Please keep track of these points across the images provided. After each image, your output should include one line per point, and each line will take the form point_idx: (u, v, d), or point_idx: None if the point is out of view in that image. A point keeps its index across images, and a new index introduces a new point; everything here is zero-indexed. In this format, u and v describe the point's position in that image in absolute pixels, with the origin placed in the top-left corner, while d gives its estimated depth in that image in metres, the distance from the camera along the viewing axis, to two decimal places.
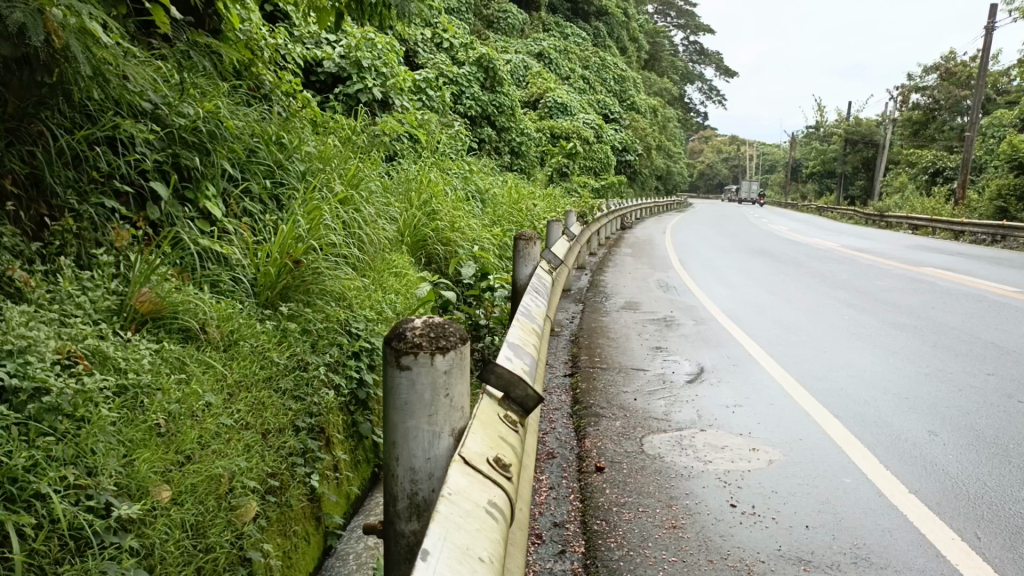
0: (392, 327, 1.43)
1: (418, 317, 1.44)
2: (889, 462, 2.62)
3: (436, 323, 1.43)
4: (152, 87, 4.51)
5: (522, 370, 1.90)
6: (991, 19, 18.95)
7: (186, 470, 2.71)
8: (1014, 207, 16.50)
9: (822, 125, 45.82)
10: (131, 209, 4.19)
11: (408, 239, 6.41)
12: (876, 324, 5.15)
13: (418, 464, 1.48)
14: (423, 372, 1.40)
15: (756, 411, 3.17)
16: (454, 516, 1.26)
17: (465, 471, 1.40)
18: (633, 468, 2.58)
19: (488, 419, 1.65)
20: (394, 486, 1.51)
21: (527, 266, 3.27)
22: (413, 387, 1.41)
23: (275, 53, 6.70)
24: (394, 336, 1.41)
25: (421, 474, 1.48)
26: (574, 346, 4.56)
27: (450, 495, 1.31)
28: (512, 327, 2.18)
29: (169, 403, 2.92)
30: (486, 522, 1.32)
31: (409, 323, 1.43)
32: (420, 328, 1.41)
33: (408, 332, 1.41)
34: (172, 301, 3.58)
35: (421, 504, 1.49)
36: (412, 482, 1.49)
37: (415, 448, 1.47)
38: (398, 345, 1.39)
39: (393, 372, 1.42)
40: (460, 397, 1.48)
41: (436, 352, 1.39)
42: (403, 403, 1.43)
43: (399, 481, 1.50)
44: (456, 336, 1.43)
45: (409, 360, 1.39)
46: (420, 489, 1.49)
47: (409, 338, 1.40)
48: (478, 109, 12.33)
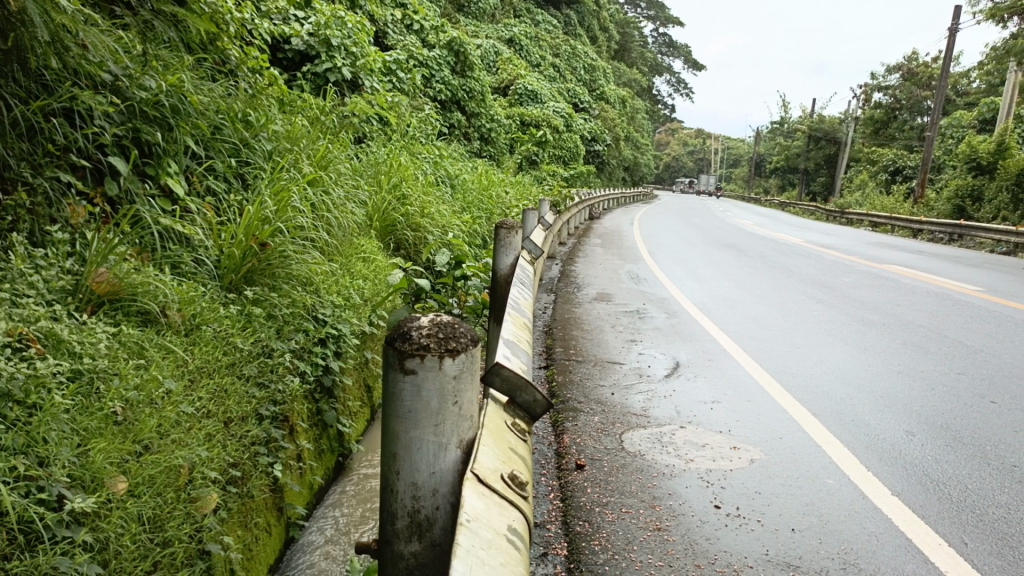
0: (394, 327, 1.33)
1: (423, 316, 1.35)
2: (869, 462, 2.60)
3: (446, 323, 1.34)
4: (113, 57, 4.31)
5: (520, 368, 1.82)
6: (955, 21, 19.25)
7: (144, 460, 2.58)
8: (972, 207, 16.81)
9: (786, 121, 46.30)
10: (88, 184, 3.99)
11: (377, 224, 6.28)
12: (846, 320, 5.17)
13: (421, 478, 1.38)
14: (429, 377, 1.30)
15: (735, 409, 3.13)
16: (474, 549, 1.17)
17: (480, 491, 1.31)
18: (615, 466, 2.52)
19: (496, 429, 1.56)
20: (393, 503, 1.42)
21: (508, 255, 3.17)
22: (419, 394, 1.32)
23: (243, 28, 6.49)
24: (398, 337, 1.31)
25: (424, 490, 1.39)
26: (548, 337, 4.50)
27: (469, 523, 1.22)
28: (505, 321, 2.10)
29: (127, 390, 2.78)
30: (507, 551, 1.24)
31: (414, 322, 1.33)
32: (427, 329, 1.31)
33: (413, 332, 1.31)
34: (131, 282, 3.41)
35: (424, 523, 1.41)
36: (414, 498, 1.40)
37: (419, 461, 1.37)
38: (402, 346, 1.29)
39: (396, 377, 1.32)
40: (469, 406, 1.39)
41: (445, 356, 1.30)
42: (407, 411, 1.34)
43: (398, 498, 1.41)
44: (466, 339, 1.34)
45: (414, 363, 1.30)
46: (423, 506, 1.40)
47: (414, 340, 1.30)
48: (448, 93, 12.14)
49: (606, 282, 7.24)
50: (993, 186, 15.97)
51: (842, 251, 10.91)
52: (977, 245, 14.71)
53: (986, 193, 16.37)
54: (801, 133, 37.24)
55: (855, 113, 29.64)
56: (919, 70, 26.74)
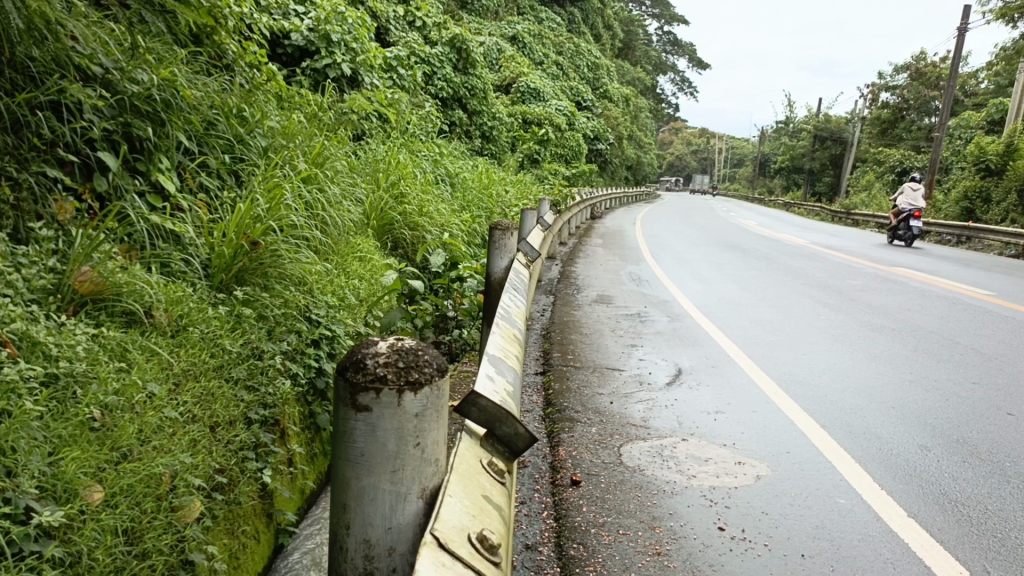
0: (349, 353, 1.24)
1: (382, 342, 1.25)
2: (882, 481, 2.47)
3: (407, 349, 1.24)
4: (103, 49, 4.19)
5: (508, 389, 1.69)
6: (964, 21, 19.08)
7: (122, 469, 2.46)
8: (980, 209, 16.64)
9: (790, 121, 46.04)
10: (76, 179, 3.88)
11: (374, 222, 6.17)
12: (854, 325, 5.04)
13: (375, 534, 1.29)
14: (387, 415, 1.21)
15: (740, 420, 3.01)
16: None
17: (439, 561, 1.12)
18: (612, 482, 2.40)
19: (467, 478, 1.38)
20: (344, 560, 1.32)
21: (503, 258, 3.07)
22: (373, 434, 1.22)
23: (241, 23, 6.37)
24: (352, 366, 1.22)
25: (378, 547, 1.29)
26: (546, 341, 4.39)
27: None
28: (492, 334, 1.97)
29: (105, 395, 2.67)
30: None
31: (371, 350, 1.23)
32: (384, 358, 1.21)
33: (368, 361, 1.21)
34: (115, 282, 3.29)
35: None
36: (367, 556, 1.30)
37: (373, 513, 1.28)
38: (355, 378, 1.20)
39: (348, 414, 1.23)
40: (433, 449, 1.28)
41: (403, 390, 1.20)
42: (360, 455, 1.24)
43: (349, 554, 1.31)
44: (430, 370, 1.24)
45: (368, 400, 1.20)
46: (376, 566, 1.29)
47: (371, 369, 1.20)
48: (449, 90, 12.01)
49: (607, 283, 7.14)
50: (1002, 188, 15.82)
51: (848, 253, 10.76)
52: (985, 247, 14.54)
53: (993, 195, 16.21)
54: (806, 133, 37.05)
55: (860, 113, 29.45)
56: (927, 70, 26.53)
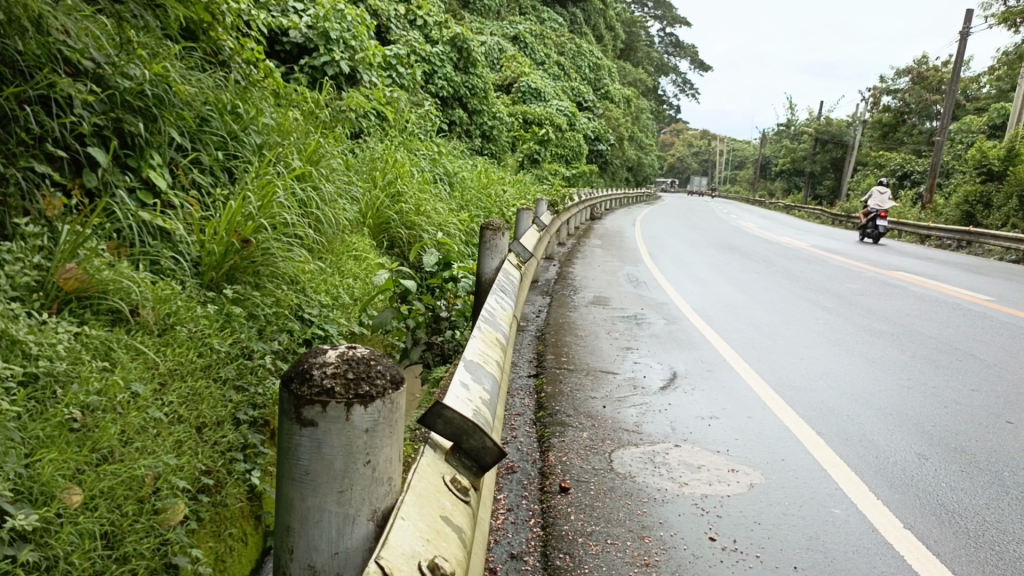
0: (295, 363, 1.11)
1: (332, 350, 1.12)
2: (878, 490, 2.42)
3: (358, 359, 1.11)
4: (95, 44, 4.14)
5: (486, 397, 1.63)
6: (966, 25, 19.03)
7: (102, 471, 2.41)
8: (981, 214, 16.60)
9: (791, 124, 45.99)
10: (65, 175, 3.82)
11: (370, 221, 6.12)
12: (852, 330, 4.99)
13: (321, 559, 1.15)
14: (334, 429, 1.07)
15: (734, 426, 2.96)
16: None
17: None
18: (602, 489, 2.35)
19: (425, 497, 1.25)
20: None
21: (493, 258, 3.02)
22: (319, 451, 1.09)
23: (239, 19, 6.31)
24: (296, 377, 1.08)
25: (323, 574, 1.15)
26: (540, 343, 4.34)
27: None
28: (472, 337, 1.89)
29: (86, 395, 2.61)
30: None
31: (319, 360, 1.10)
32: (332, 369, 1.08)
33: (314, 370, 1.08)
34: (102, 280, 3.24)
35: None
36: None
37: (319, 537, 1.14)
38: (299, 390, 1.06)
39: (292, 430, 1.09)
40: (386, 467, 1.15)
41: (352, 404, 1.06)
42: (304, 474, 1.11)
43: None
44: (382, 381, 1.10)
45: (313, 413, 1.07)
46: None
47: (317, 381, 1.07)
48: (450, 89, 11.95)
49: (604, 285, 7.09)
50: (1002, 193, 15.79)
51: (847, 257, 10.70)
52: (986, 252, 14.49)
53: (994, 200, 16.17)
54: (807, 135, 37.02)
55: (862, 116, 29.40)
56: (929, 75, 26.51)
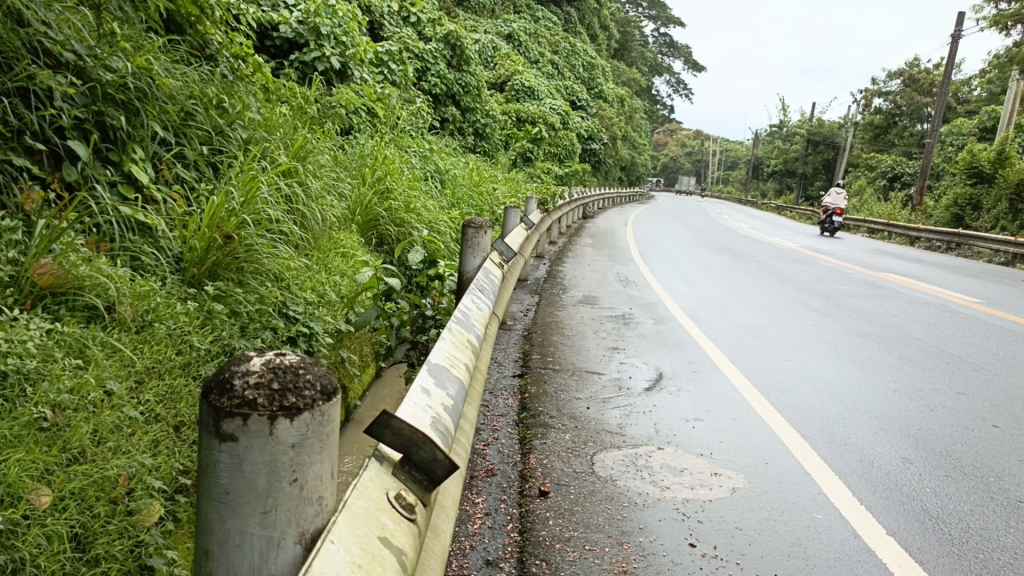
0: (216, 372, 0.98)
1: (257, 357, 0.99)
2: (861, 494, 2.39)
3: (286, 367, 0.98)
4: (76, 36, 4.06)
5: (456, 402, 1.58)
6: (959, 28, 19.06)
7: (72, 471, 2.36)
8: (971, 216, 16.64)
9: (784, 125, 46.08)
10: (44, 168, 3.74)
11: (358, 218, 6.06)
12: (840, 331, 4.96)
13: None
14: (256, 445, 0.95)
15: (719, 429, 2.92)
16: None
17: None
18: (583, 493, 2.30)
19: (365, 516, 1.10)
20: None
21: (475, 257, 2.98)
22: (240, 470, 0.95)
23: (228, 13, 6.24)
24: (216, 387, 0.95)
25: None
26: (526, 343, 4.29)
27: None
28: (442, 339, 1.83)
29: (57, 393, 2.56)
30: None
31: (242, 367, 0.97)
32: (256, 379, 0.95)
33: (236, 380, 0.95)
34: (78, 275, 3.17)
35: None
36: None
37: (239, 565, 0.99)
38: (218, 401, 0.94)
39: (211, 445, 0.96)
40: (318, 486, 1.01)
41: (277, 417, 0.94)
42: (223, 494, 0.97)
43: None
44: (312, 392, 0.97)
45: (234, 427, 0.94)
46: None
47: (239, 391, 0.94)
48: (443, 87, 11.88)
49: (594, 284, 7.05)
50: (993, 196, 15.83)
51: (837, 258, 10.68)
52: (975, 254, 14.53)
53: (984, 202, 16.22)
54: (799, 136, 37.11)
55: (854, 118, 29.46)
56: (922, 77, 26.56)
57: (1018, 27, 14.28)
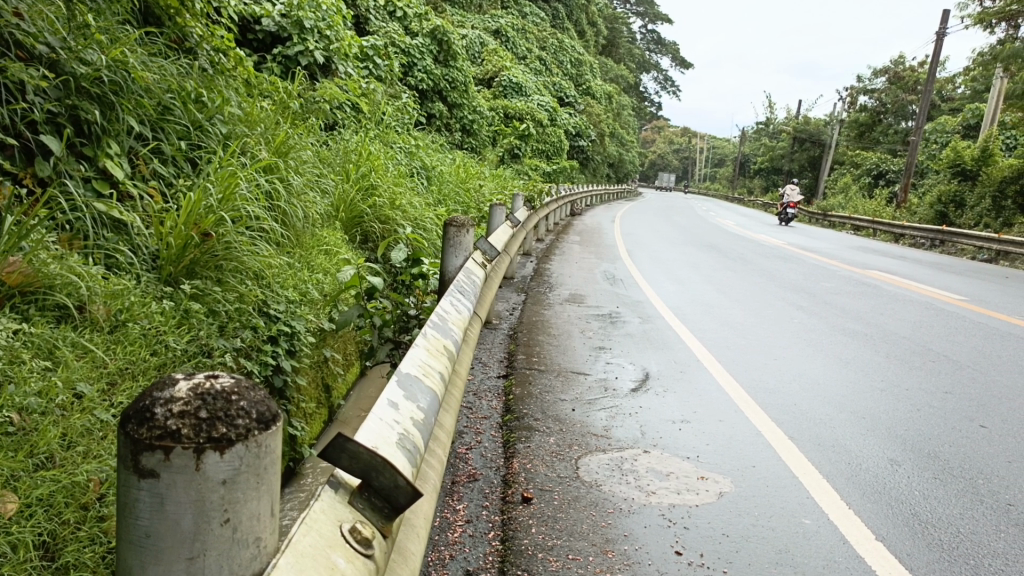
0: (134, 399, 0.87)
1: (183, 382, 0.88)
2: (850, 498, 2.34)
3: (216, 392, 0.87)
4: (48, 28, 3.94)
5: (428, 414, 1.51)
6: (943, 25, 19.13)
7: (39, 477, 2.27)
8: (955, 214, 16.71)
9: (770, 123, 46.19)
10: (15, 164, 3.61)
11: (342, 215, 5.98)
12: (827, 330, 4.93)
13: None
14: (181, 482, 0.83)
15: (705, 431, 2.86)
16: None
17: None
18: (567, 499, 2.24)
19: (315, 554, 1.01)
20: None
21: (457, 256, 2.93)
22: (162, 510, 0.84)
23: (209, 6, 6.11)
24: (135, 417, 0.84)
25: None
26: (511, 342, 4.23)
27: None
28: (416, 346, 1.76)
29: (24, 397, 2.47)
30: None
31: (165, 392, 0.86)
32: (180, 407, 0.84)
33: (157, 407, 0.84)
34: (48, 274, 3.07)
35: None
36: None
37: None
38: (136, 433, 0.82)
39: (129, 482, 0.84)
40: (252, 525, 0.91)
41: (204, 450, 0.83)
42: (143, 538, 0.85)
43: None
44: (246, 421, 0.87)
45: (153, 461, 0.82)
46: None
47: (160, 420, 0.83)
48: (429, 82, 11.79)
49: (580, 282, 7.00)
50: (976, 193, 15.89)
51: (822, 255, 10.69)
52: (960, 251, 14.58)
53: (968, 199, 16.29)
54: (785, 134, 37.21)
55: (840, 115, 29.54)
56: (907, 75, 26.67)
57: (1002, 25, 14.33)
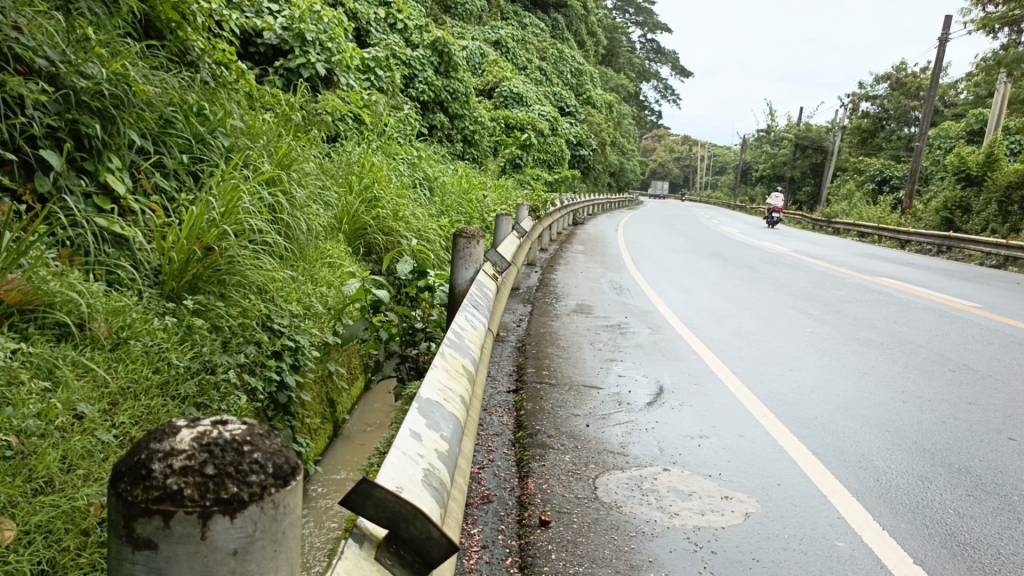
0: (129, 451, 0.80)
1: (186, 433, 0.82)
2: (882, 518, 2.25)
3: (225, 444, 0.81)
4: (48, 41, 3.88)
5: (450, 440, 1.43)
6: (945, 31, 19.10)
7: (38, 503, 2.19)
8: (960, 219, 16.63)
9: (771, 131, 46.18)
10: (15, 179, 3.54)
11: (345, 227, 5.91)
12: (841, 339, 4.85)
13: None
14: (184, 554, 0.76)
15: (726, 446, 2.78)
16: None
17: None
18: (586, 522, 2.16)
19: None
20: None
21: (467, 268, 2.88)
22: None
23: (211, 19, 6.07)
24: (129, 474, 0.78)
25: None
26: (520, 355, 4.15)
27: None
28: (434, 367, 1.68)
29: (22, 419, 2.38)
30: None
31: (164, 446, 0.80)
32: (181, 462, 0.78)
33: (154, 463, 0.78)
34: (48, 291, 2.98)
35: None
36: None
37: None
38: (131, 496, 0.76)
39: (124, 553, 0.77)
40: None
41: (212, 513, 0.75)
42: None
43: None
44: (260, 478, 0.80)
45: (149, 529, 0.75)
46: None
47: (158, 480, 0.76)
48: (430, 93, 11.74)
49: (586, 292, 6.93)
50: (982, 198, 15.81)
51: (829, 262, 10.61)
52: (966, 257, 14.48)
53: (973, 205, 16.20)
54: (787, 141, 37.17)
55: (842, 122, 29.50)
56: (908, 81, 26.61)
57: (1005, 29, 14.29)
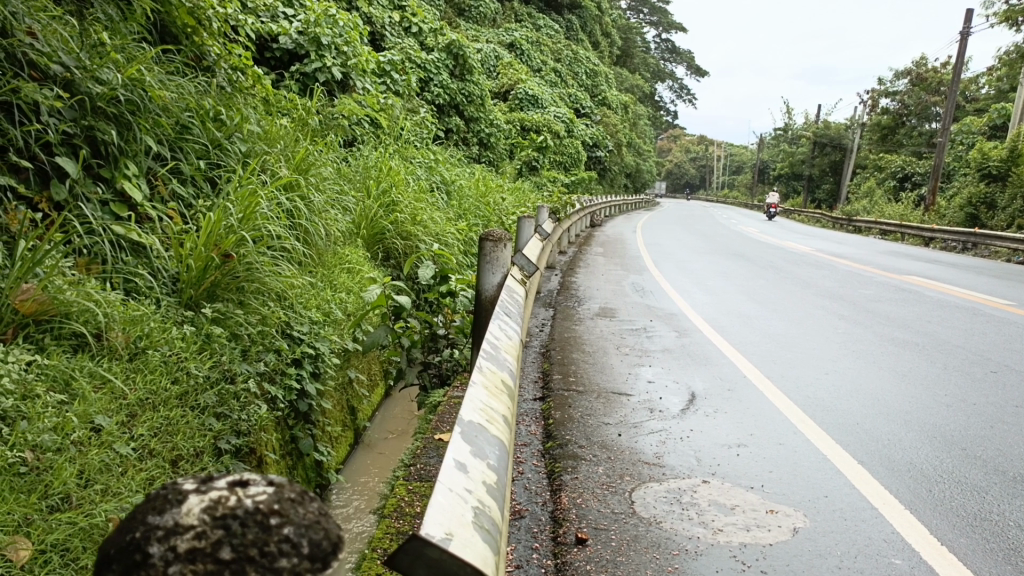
0: (125, 524, 0.71)
1: (193, 502, 0.72)
2: (941, 533, 2.14)
3: (246, 518, 0.71)
4: (64, 47, 3.82)
5: (494, 467, 1.32)
6: (966, 25, 18.78)
7: (54, 520, 2.12)
8: (985, 215, 16.32)
9: (788, 130, 45.74)
10: (30, 187, 3.48)
11: (363, 232, 5.85)
12: (874, 340, 4.71)
13: None
14: None
15: (766, 455, 2.67)
16: None
17: None
18: (625, 539, 2.06)
19: None
20: None
21: (494, 273, 2.82)
22: None
23: (227, 25, 6.03)
24: (121, 559, 0.69)
25: None
26: (545, 361, 4.06)
27: None
28: (474, 385, 1.58)
29: (38, 434, 2.29)
30: None
31: (163, 523, 0.70)
32: (188, 545, 0.69)
33: (152, 546, 0.69)
34: (64, 301, 2.90)
35: None
36: None
37: None
38: None
39: None
40: None
41: None
42: None
43: None
44: (290, 560, 0.72)
45: None
46: None
47: (158, 568, 0.68)
48: (446, 97, 11.67)
49: (608, 294, 6.82)
50: (1008, 194, 15.50)
51: (854, 261, 10.42)
52: (993, 254, 14.19)
53: (999, 201, 15.90)
54: (805, 139, 36.80)
55: (860, 119, 29.13)
56: (929, 76, 26.23)
57: None
